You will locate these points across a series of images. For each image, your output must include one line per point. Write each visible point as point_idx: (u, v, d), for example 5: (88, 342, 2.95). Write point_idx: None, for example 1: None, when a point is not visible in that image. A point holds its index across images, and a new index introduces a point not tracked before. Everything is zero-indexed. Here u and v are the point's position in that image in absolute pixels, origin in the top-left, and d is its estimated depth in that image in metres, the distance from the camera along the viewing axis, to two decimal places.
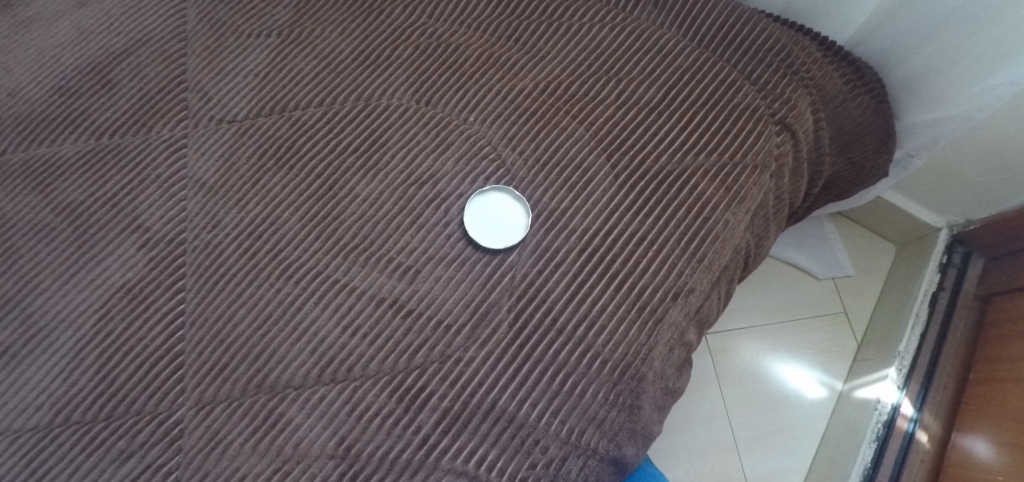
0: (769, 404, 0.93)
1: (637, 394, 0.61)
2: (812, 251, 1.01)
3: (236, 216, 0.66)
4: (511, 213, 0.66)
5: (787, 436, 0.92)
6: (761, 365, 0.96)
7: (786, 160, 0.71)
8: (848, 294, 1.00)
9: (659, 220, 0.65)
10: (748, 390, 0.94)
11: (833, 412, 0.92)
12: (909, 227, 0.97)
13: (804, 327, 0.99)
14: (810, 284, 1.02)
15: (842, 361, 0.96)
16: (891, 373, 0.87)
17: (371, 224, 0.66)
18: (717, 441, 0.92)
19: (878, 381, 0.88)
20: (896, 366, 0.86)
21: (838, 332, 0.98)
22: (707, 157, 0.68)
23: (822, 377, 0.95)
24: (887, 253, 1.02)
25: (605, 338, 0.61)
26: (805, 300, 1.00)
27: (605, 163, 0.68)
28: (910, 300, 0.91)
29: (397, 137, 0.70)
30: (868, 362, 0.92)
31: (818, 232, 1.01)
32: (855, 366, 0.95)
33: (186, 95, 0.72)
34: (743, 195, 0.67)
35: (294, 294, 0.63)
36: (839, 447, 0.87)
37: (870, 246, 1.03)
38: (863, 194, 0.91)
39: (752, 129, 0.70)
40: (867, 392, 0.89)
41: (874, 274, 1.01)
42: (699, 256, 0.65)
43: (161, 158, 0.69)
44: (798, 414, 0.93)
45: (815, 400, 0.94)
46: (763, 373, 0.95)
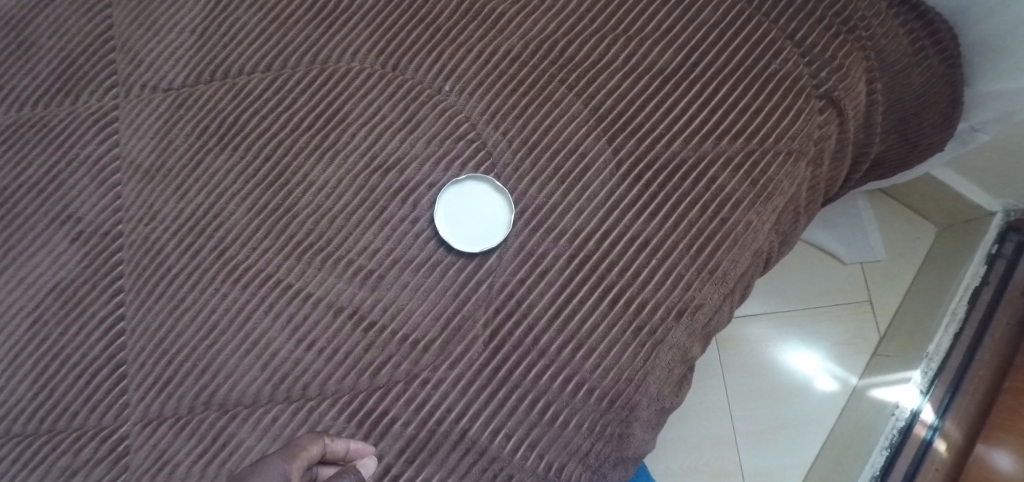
0: (774, 397, 0.85)
1: (627, 424, 0.54)
2: (841, 233, 0.87)
3: (175, 206, 0.58)
4: (490, 208, 0.56)
5: (792, 432, 0.84)
6: (768, 355, 0.87)
7: (828, 143, 0.58)
8: (877, 281, 0.88)
9: (666, 222, 0.55)
10: (752, 382, 0.86)
11: (845, 409, 0.83)
12: (957, 208, 0.84)
13: (822, 316, 0.88)
14: (835, 269, 0.90)
15: (860, 354, 0.86)
16: (915, 376, 0.77)
17: (327, 219, 0.57)
18: (716, 435, 0.84)
19: (899, 384, 0.78)
20: (922, 369, 0.77)
21: (861, 324, 0.87)
22: (733, 142, 0.56)
23: (838, 372, 0.85)
24: (927, 235, 0.89)
25: (593, 363, 0.53)
26: (825, 286, 0.89)
27: (606, 147, 0.57)
28: (948, 293, 0.80)
29: (358, 110, 0.59)
30: (890, 359, 0.83)
31: (849, 212, 0.87)
32: (873, 362, 0.85)
33: (114, 57, 0.62)
34: (771, 191, 0.56)
35: (242, 300, 0.55)
36: (846, 449, 0.79)
37: (908, 226, 0.90)
38: (910, 172, 0.79)
39: (790, 106, 0.57)
40: (885, 394, 0.79)
41: (910, 259, 0.88)
42: (711, 266, 0.55)
43: (89, 133, 0.60)
44: (806, 409, 0.84)
45: (826, 393, 0.84)
46: (771, 363, 0.86)
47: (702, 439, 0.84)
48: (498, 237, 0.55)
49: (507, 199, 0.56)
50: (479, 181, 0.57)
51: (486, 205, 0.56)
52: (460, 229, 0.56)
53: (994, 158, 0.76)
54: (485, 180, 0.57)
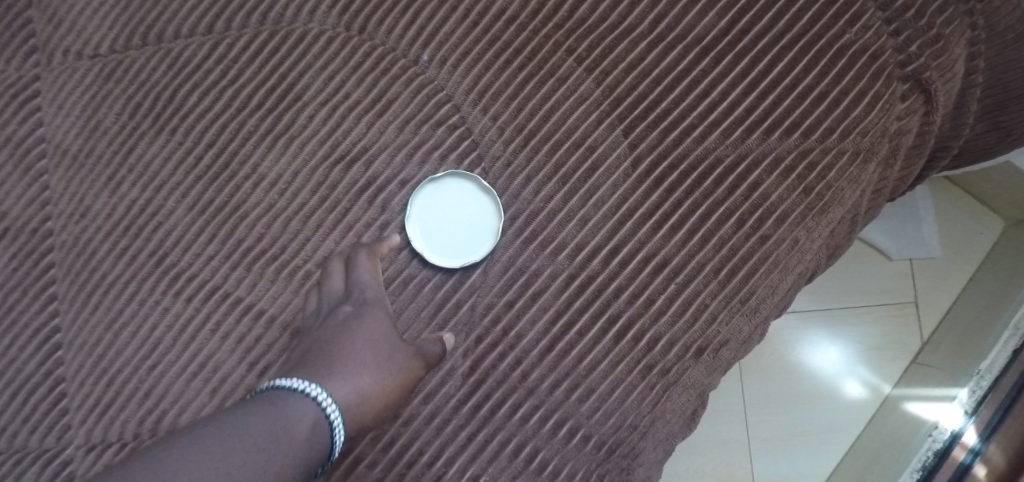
0: (794, 400, 0.76)
1: (631, 475, 0.45)
2: (890, 222, 0.75)
3: (108, 201, 0.50)
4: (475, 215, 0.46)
5: (812, 440, 0.75)
6: (790, 353, 0.77)
7: (907, 139, 0.45)
8: (926, 281, 0.76)
9: (689, 238, 0.45)
10: (770, 382, 0.76)
11: (874, 419, 0.74)
12: None
13: (857, 316, 0.77)
14: (877, 264, 0.77)
15: (897, 360, 0.75)
16: (962, 395, 0.65)
17: (281, 220, 0.48)
18: (728, 437, 0.76)
19: (942, 402, 0.67)
20: (970, 388, 0.64)
21: (900, 328, 0.75)
22: (785, 137, 0.45)
23: (870, 381, 0.75)
24: (992, 232, 0.75)
25: (591, 405, 0.44)
26: (863, 282, 0.77)
27: (620, 141, 0.46)
28: (1014, 304, 0.66)
29: (318, 85, 0.49)
30: (932, 372, 0.71)
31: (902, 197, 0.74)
32: (911, 373, 0.74)
33: (34, 18, 0.52)
34: (827, 201, 0.44)
35: (185, 316, 0.48)
36: (872, 465, 0.69)
37: (970, 219, 0.76)
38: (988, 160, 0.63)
39: (865, 90, 0.44)
40: (924, 411, 0.68)
41: (968, 258, 0.75)
42: (743, 294, 0.44)
43: (8, 110, 0.51)
44: (828, 416, 0.75)
45: (853, 400, 0.75)
46: (792, 362, 0.77)
47: (711, 442, 0.76)
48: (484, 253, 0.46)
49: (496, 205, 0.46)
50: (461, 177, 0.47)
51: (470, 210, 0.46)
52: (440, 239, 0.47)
53: None
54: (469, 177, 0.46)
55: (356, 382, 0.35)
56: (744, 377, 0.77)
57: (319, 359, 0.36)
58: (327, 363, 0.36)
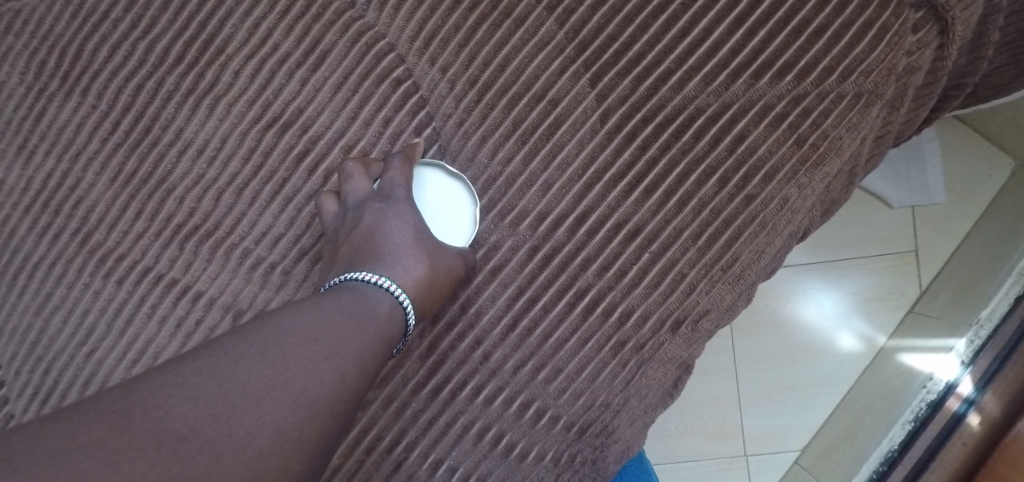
0: (784, 353, 0.72)
1: (604, 454, 0.42)
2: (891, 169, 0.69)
3: (23, 174, 0.45)
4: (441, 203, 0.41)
5: (803, 395, 0.72)
6: (780, 306, 0.73)
7: (916, 79, 0.39)
8: (927, 228, 0.71)
9: (666, 200, 0.40)
10: (758, 338, 0.73)
11: (868, 371, 0.70)
12: None
13: (852, 267, 0.72)
14: (874, 211, 0.72)
15: (895, 311, 0.71)
16: (958, 346, 0.62)
17: (214, 192, 0.43)
18: (717, 393, 0.73)
19: (937, 353, 0.64)
20: (967, 339, 0.61)
21: (899, 279, 0.71)
22: (776, 80, 0.39)
23: (865, 332, 0.71)
24: (1003, 170, 0.69)
25: (559, 385, 0.41)
26: (859, 232, 0.72)
27: (587, 91, 0.41)
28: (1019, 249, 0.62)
29: (243, 36, 0.43)
30: (932, 321, 0.67)
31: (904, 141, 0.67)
32: (906, 324, 0.70)
33: None
34: (823, 153, 0.39)
35: (118, 300, 0.44)
36: (866, 417, 0.67)
37: (978, 158, 0.69)
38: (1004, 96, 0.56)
39: (872, 22, 0.38)
40: (919, 363, 0.65)
41: (973, 202, 0.69)
42: (725, 261, 0.40)
43: None
44: (821, 369, 0.72)
45: (847, 352, 0.71)
46: (782, 315, 0.73)
47: (697, 400, 0.73)
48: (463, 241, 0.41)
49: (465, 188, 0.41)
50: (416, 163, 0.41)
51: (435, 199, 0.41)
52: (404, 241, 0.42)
53: None
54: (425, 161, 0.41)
55: (401, 278, 0.35)
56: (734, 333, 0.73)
57: (365, 254, 0.36)
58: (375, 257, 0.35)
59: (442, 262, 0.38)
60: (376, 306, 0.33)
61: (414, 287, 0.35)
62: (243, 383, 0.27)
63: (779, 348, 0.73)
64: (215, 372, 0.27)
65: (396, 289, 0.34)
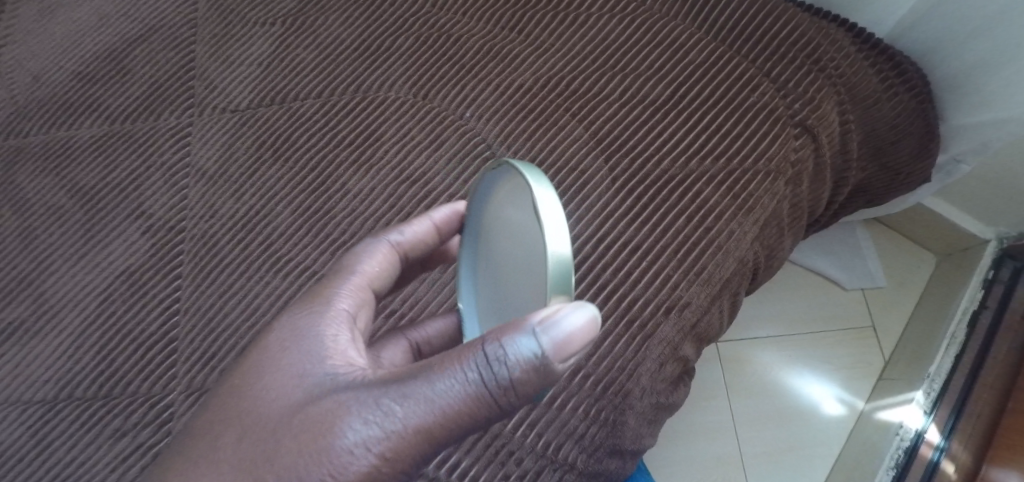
0: (778, 417, 0.92)
1: (622, 409, 0.58)
2: (841, 259, 0.99)
3: (231, 207, 0.66)
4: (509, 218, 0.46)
5: (799, 453, 0.90)
6: (770, 377, 0.95)
7: (805, 166, 0.66)
8: (879, 307, 0.98)
9: (656, 229, 0.62)
10: (762, 402, 0.93)
11: (851, 434, 0.90)
12: (953, 238, 0.94)
13: (827, 341, 0.97)
14: (836, 293, 0.99)
15: (866, 377, 0.94)
16: (918, 396, 0.84)
17: (360, 221, 0.64)
18: (722, 452, 0.91)
19: (902, 405, 0.85)
20: (924, 390, 0.84)
21: (864, 348, 0.96)
22: (715, 162, 0.64)
23: (841, 395, 0.93)
24: (927, 265, 0.99)
25: (590, 351, 0.58)
26: (829, 310, 0.98)
27: (603, 165, 0.65)
28: (947, 317, 0.89)
29: (392, 131, 0.68)
30: (894, 381, 0.90)
31: (847, 239, 0.99)
32: (878, 385, 0.92)
33: (193, 83, 0.73)
34: (751, 205, 0.63)
35: (281, 288, 0.61)
36: (854, 466, 0.85)
37: (909, 255, 1.00)
38: (903, 200, 0.90)
39: (769, 132, 0.65)
40: (890, 415, 0.86)
41: (910, 287, 0.98)
42: (697, 270, 0.61)
43: (166, 145, 0.70)
44: (814, 431, 0.91)
45: (833, 416, 0.92)
46: (772, 384, 0.94)
47: (706, 459, 0.91)
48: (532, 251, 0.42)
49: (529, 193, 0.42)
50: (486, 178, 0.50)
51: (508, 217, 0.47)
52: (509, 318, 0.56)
53: (979, 190, 0.87)
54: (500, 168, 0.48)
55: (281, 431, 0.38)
56: (733, 399, 0.93)
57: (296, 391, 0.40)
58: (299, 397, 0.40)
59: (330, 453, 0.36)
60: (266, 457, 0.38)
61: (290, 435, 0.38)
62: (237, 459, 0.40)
63: (771, 411, 0.92)
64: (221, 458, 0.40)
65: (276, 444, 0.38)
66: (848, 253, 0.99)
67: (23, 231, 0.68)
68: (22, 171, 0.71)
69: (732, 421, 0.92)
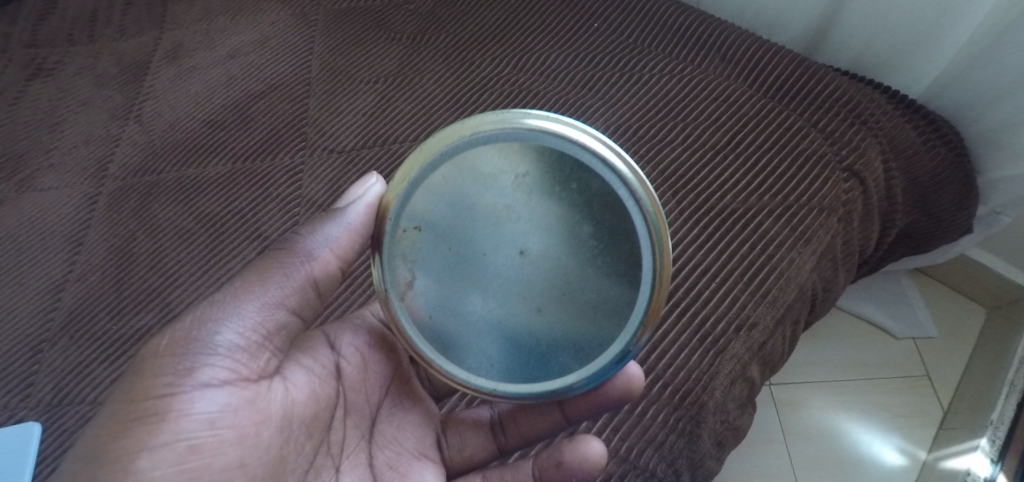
0: (836, 464, 0.93)
1: (697, 422, 0.60)
2: (890, 308, 1.05)
3: None
4: (500, 194, 0.47)
5: None
6: (826, 422, 0.97)
7: (855, 206, 0.70)
8: (931, 356, 1.02)
9: (722, 254, 0.68)
10: (821, 448, 0.95)
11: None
12: (1003, 290, 1.00)
13: (881, 388, 1.00)
14: (887, 341, 1.04)
15: (926, 427, 0.96)
16: (983, 444, 0.86)
17: None
18: None
19: (969, 452, 0.87)
20: (989, 437, 0.86)
21: (921, 397, 0.99)
22: (772, 198, 0.70)
23: (901, 444, 0.95)
24: (977, 317, 1.05)
25: (666, 363, 0.63)
26: (882, 357, 1.03)
27: (671, 198, 0.72)
28: (1004, 365, 0.93)
29: None
30: (957, 429, 0.92)
31: (895, 289, 1.05)
32: (940, 434, 0.94)
33: (306, 129, 0.84)
34: (809, 237, 0.68)
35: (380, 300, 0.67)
36: None
37: (958, 307, 1.06)
38: (948, 249, 0.95)
39: (819, 174, 0.71)
40: (957, 463, 0.87)
41: (961, 337, 1.03)
42: (763, 291, 0.65)
43: (282, 180, 0.80)
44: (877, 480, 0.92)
45: (895, 465, 0.93)
46: (828, 429, 0.97)
47: None
48: (389, 217, 0.50)
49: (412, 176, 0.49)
50: (552, 125, 0.47)
51: (487, 192, 0.48)
52: (616, 379, 0.55)
53: (1022, 239, 0.94)
54: (521, 116, 0.47)
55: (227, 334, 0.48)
56: (790, 443, 0.95)
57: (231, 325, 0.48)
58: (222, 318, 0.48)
59: (196, 313, 0.48)
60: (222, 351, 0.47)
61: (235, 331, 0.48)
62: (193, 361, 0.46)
63: (829, 457, 0.94)
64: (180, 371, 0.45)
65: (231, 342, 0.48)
66: (897, 303, 1.05)
67: (154, 251, 0.77)
68: (157, 200, 0.82)
69: (791, 466, 0.93)
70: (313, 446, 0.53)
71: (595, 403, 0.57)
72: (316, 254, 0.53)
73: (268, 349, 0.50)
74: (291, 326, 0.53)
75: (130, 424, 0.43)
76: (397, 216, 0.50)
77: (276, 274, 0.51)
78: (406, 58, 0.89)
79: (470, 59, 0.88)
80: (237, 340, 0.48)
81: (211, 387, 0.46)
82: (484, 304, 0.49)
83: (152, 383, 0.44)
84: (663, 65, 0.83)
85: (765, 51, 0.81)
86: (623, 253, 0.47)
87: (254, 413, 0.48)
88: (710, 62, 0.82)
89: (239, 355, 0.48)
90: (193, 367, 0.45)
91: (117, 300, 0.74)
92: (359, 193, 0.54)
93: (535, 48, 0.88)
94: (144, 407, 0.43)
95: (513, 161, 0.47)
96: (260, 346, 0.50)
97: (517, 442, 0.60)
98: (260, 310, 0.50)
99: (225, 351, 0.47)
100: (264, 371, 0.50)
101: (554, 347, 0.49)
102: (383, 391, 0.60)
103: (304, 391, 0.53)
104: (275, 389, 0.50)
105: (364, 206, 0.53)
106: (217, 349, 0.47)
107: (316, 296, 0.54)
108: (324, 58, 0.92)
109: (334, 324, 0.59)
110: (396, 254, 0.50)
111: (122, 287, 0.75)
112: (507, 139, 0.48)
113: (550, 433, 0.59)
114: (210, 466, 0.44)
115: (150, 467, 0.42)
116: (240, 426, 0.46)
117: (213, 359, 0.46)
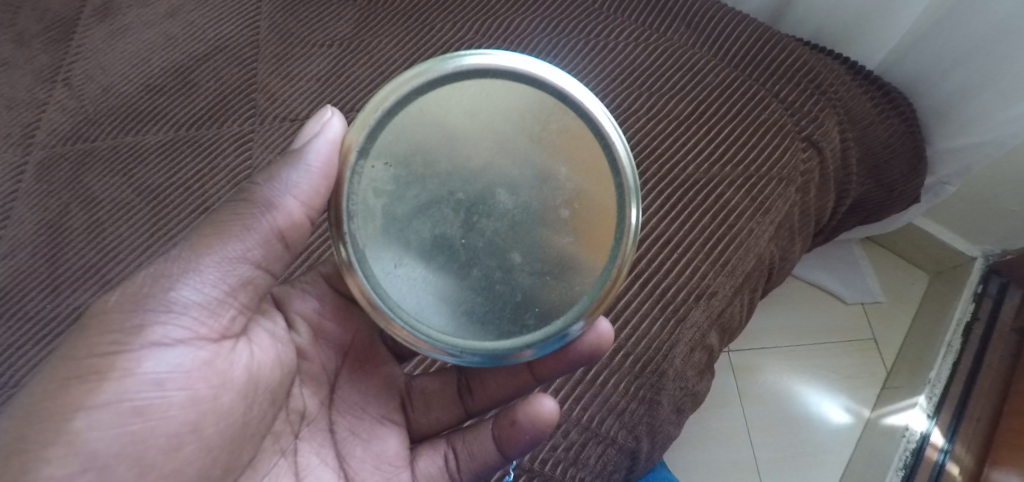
0: (789, 424, 0.98)
1: (657, 389, 0.61)
2: (840, 275, 1.09)
3: None
4: (468, 129, 0.45)
5: (809, 460, 0.96)
6: (780, 383, 1.01)
7: (812, 176, 0.71)
8: (877, 319, 1.07)
9: (685, 225, 0.68)
10: (773, 410, 0.99)
11: (859, 440, 0.97)
12: (944, 257, 1.05)
13: (831, 350, 1.04)
14: (838, 307, 1.08)
15: (869, 387, 1.01)
16: (921, 401, 0.92)
17: None
18: (737, 460, 0.96)
19: (908, 409, 0.93)
20: (927, 395, 0.91)
21: (866, 359, 1.04)
22: (734, 169, 0.71)
23: (846, 403, 1.00)
24: (919, 282, 1.10)
25: (628, 333, 0.63)
26: (830, 323, 1.07)
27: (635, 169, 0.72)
28: (944, 328, 0.98)
29: None
30: (897, 389, 0.98)
31: (845, 257, 1.10)
32: (883, 393, 1.00)
33: (255, 96, 0.79)
34: (767, 207, 0.69)
35: None
36: (867, 470, 0.90)
37: (903, 272, 1.11)
38: (896, 219, 0.98)
39: (778, 144, 0.71)
40: (896, 419, 0.93)
41: (905, 302, 1.09)
42: (722, 261, 0.66)
43: (230, 149, 0.75)
44: (823, 440, 0.97)
45: (841, 424, 0.98)
46: (781, 391, 1.01)
47: (724, 465, 0.95)
48: (353, 157, 0.46)
49: (384, 107, 0.46)
50: (531, 68, 0.46)
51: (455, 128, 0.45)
52: (586, 336, 0.54)
53: (965, 209, 0.98)
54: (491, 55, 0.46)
55: (189, 296, 0.43)
56: (745, 406, 0.99)
57: (191, 283, 0.43)
58: (178, 278, 0.43)
59: (150, 271, 0.43)
60: (177, 314, 0.42)
61: (195, 293, 0.43)
62: (143, 319, 0.41)
63: (781, 419, 0.98)
64: (126, 332, 0.41)
65: (189, 306, 0.43)
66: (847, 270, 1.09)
67: (91, 224, 0.72)
68: (93, 170, 0.76)
69: (745, 429, 0.97)
70: (275, 410, 0.50)
71: (566, 361, 0.56)
72: (279, 201, 0.45)
73: (232, 305, 0.45)
74: (259, 281, 0.47)
75: (66, 383, 0.39)
76: (366, 149, 0.46)
77: (234, 226, 0.44)
78: (361, 20, 0.85)
79: (431, 23, 0.84)
80: (196, 296, 0.43)
81: (164, 345, 0.42)
82: (449, 253, 0.45)
83: (98, 340, 0.40)
84: (629, 32, 0.81)
85: (730, 20, 0.80)
86: (592, 206, 0.46)
87: (211, 376, 0.44)
88: (675, 30, 0.81)
89: (198, 313, 0.43)
90: (149, 325, 0.41)
91: (51, 276, 0.70)
92: (319, 129, 0.46)
93: (498, 12, 0.84)
94: (85, 365, 0.39)
95: (483, 98, 0.46)
96: (223, 303, 0.45)
97: (486, 403, 0.59)
98: (220, 265, 0.44)
99: (184, 307, 0.43)
100: (227, 331, 0.45)
101: (525, 305, 0.46)
102: (340, 358, 0.57)
103: (270, 354, 0.49)
104: (239, 351, 0.46)
105: (328, 147, 0.45)
106: (173, 306, 0.42)
107: (286, 250, 0.48)
108: (273, 18, 0.86)
109: (285, 288, 0.56)
110: (361, 195, 0.46)
111: (57, 265, 0.70)
112: (484, 76, 0.46)
113: (521, 394, 0.59)
114: (156, 431, 0.41)
115: (87, 428, 0.38)
116: (194, 389, 0.43)
117: (169, 316, 0.42)
